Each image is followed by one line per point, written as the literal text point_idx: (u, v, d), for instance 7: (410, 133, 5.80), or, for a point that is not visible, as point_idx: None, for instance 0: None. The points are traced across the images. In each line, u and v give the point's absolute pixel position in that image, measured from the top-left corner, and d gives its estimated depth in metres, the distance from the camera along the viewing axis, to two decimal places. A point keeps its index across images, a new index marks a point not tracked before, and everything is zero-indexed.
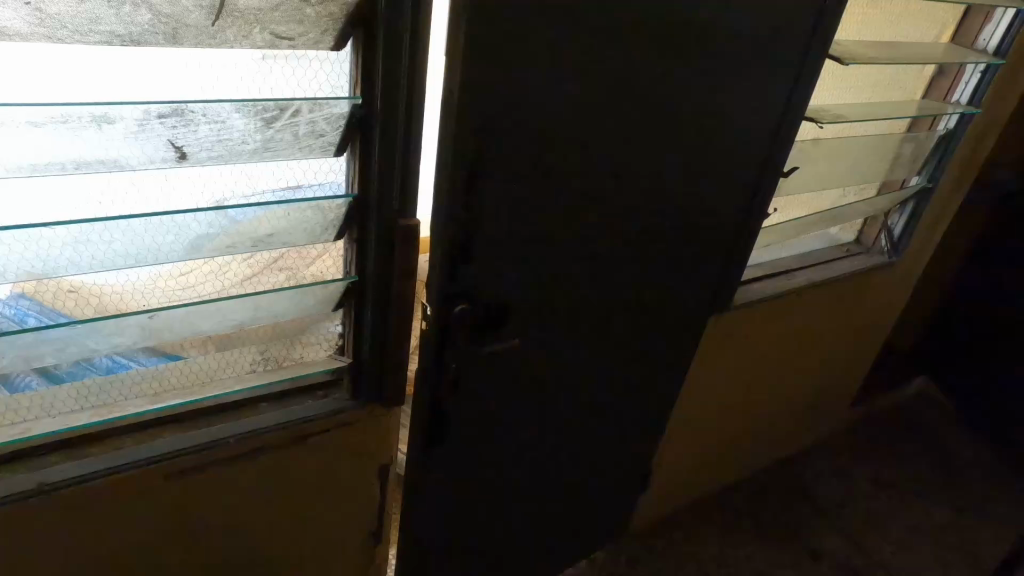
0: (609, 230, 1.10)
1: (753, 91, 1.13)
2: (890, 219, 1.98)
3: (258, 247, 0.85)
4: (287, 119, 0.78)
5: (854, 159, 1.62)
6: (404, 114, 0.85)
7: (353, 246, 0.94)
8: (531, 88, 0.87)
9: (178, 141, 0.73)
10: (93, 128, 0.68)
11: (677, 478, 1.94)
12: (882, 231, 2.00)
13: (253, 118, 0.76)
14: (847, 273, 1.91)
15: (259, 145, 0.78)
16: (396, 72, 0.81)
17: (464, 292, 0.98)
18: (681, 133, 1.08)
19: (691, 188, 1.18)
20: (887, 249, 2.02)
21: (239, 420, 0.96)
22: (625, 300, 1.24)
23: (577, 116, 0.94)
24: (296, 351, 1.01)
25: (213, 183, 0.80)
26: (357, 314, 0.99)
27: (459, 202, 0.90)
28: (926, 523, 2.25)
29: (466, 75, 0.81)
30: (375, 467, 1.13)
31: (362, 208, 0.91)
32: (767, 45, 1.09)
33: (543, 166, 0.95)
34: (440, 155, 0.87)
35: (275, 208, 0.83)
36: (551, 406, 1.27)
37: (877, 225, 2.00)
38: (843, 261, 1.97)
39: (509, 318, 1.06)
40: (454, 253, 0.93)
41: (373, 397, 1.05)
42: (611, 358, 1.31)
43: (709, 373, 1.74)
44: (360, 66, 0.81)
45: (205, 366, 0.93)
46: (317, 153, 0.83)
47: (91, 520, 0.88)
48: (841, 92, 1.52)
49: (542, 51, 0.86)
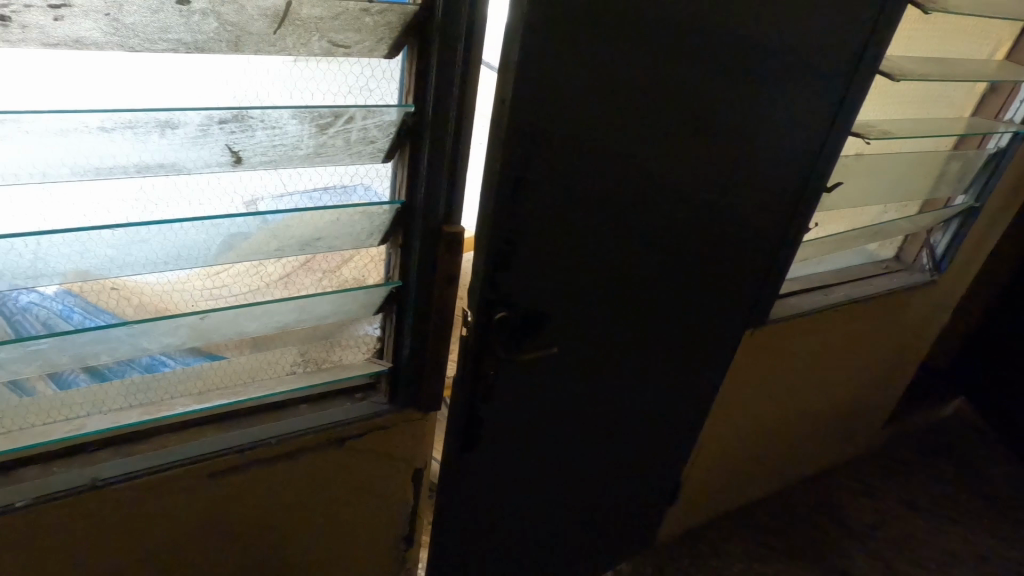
0: (650, 243, 1.10)
1: (802, 105, 1.12)
2: (932, 236, 1.95)
3: (305, 250, 0.86)
4: (341, 126, 0.79)
5: (899, 176, 1.59)
6: (454, 122, 0.86)
7: (397, 251, 0.95)
8: (581, 100, 0.88)
9: (234, 146, 0.75)
10: (157, 133, 0.70)
11: (705, 493, 1.92)
12: (924, 248, 1.97)
13: (309, 124, 0.77)
14: (886, 291, 1.87)
15: (312, 151, 0.79)
16: (449, 81, 0.82)
17: (504, 299, 0.98)
18: (727, 146, 1.07)
19: (734, 203, 1.17)
20: (929, 267, 1.98)
21: (278, 421, 0.98)
22: (664, 312, 1.23)
23: (625, 128, 0.94)
24: (335, 354, 1.02)
25: (265, 187, 0.82)
26: (398, 318, 1.00)
27: (504, 211, 0.90)
28: (965, 551, 2.18)
29: (519, 85, 0.82)
30: (410, 471, 1.14)
31: (407, 214, 0.92)
32: (816, 59, 1.08)
33: (590, 175, 0.95)
34: (488, 163, 0.88)
35: (323, 212, 0.85)
36: (585, 416, 1.27)
37: (919, 241, 1.97)
38: (881, 278, 1.94)
39: (546, 327, 1.06)
40: (499, 261, 0.94)
41: (409, 402, 1.06)
42: (647, 369, 1.30)
43: (743, 386, 1.72)
44: (413, 74, 0.82)
45: (247, 366, 0.95)
46: (366, 159, 0.84)
47: (137, 516, 0.90)
48: (887, 106, 1.49)
49: (594, 62, 0.86)
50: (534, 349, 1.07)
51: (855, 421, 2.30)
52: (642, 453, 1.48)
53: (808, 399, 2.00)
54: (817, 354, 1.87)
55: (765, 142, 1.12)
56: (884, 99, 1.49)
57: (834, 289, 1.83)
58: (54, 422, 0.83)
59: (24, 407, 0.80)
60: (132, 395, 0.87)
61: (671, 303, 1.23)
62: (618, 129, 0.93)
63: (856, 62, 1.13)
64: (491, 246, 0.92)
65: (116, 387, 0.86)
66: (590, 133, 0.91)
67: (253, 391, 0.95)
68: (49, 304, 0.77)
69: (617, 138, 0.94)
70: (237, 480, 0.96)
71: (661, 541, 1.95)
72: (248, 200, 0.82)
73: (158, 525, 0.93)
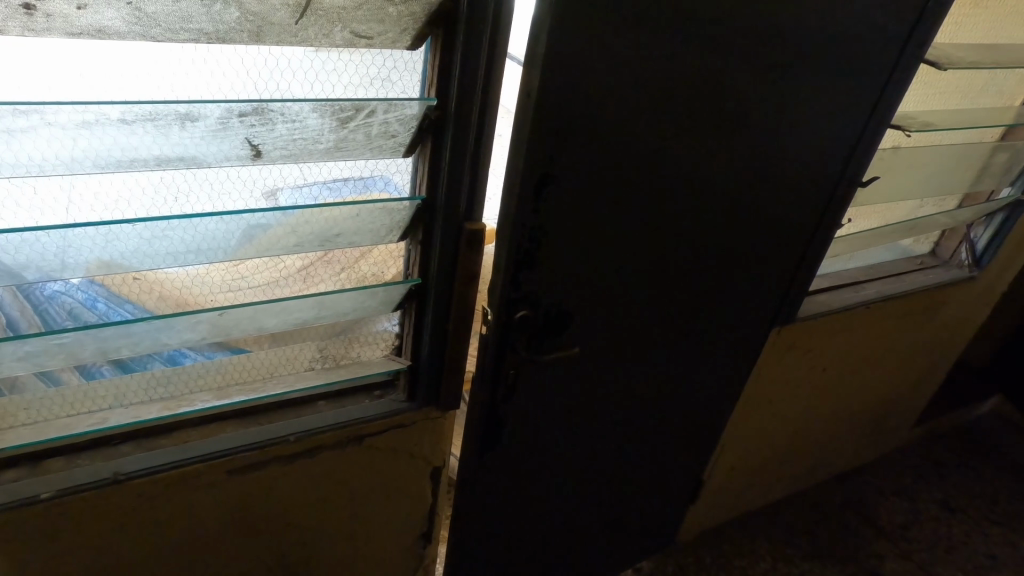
0: (679, 239, 1.07)
1: (839, 96, 1.07)
2: (973, 231, 1.89)
3: (325, 246, 0.85)
4: (362, 119, 0.77)
5: (939, 168, 1.54)
6: (477, 116, 0.83)
7: (417, 247, 0.93)
8: (611, 91, 0.85)
9: (254, 139, 0.73)
10: (177, 126, 0.69)
11: (729, 492, 1.88)
12: (962, 243, 1.92)
13: (329, 117, 0.75)
14: (921, 287, 1.82)
15: (332, 145, 0.78)
16: (472, 72, 0.80)
17: (526, 297, 0.96)
18: (761, 140, 1.03)
19: (766, 199, 1.13)
20: (968, 263, 1.93)
21: (296, 418, 0.97)
22: (692, 309, 1.20)
23: (656, 120, 0.91)
24: (354, 350, 1.01)
25: (285, 182, 0.81)
26: (417, 314, 0.97)
27: (529, 206, 0.87)
28: (1000, 555, 2.13)
29: (547, 77, 0.79)
30: (429, 470, 1.12)
31: (428, 210, 0.89)
32: (855, 49, 1.03)
33: (618, 170, 0.92)
34: (512, 158, 0.85)
35: (342, 208, 0.83)
36: (610, 414, 1.25)
37: (958, 236, 1.92)
38: (916, 274, 1.88)
39: (571, 325, 1.03)
40: (521, 258, 0.91)
41: (428, 401, 1.04)
42: (673, 367, 1.28)
43: (769, 385, 1.68)
44: (436, 66, 0.80)
45: (267, 362, 0.94)
46: (387, 154, 0.82)
47: (158, 511, 0.90)
48: (928, 97, 1.44)
49: (625, 52, 0.82)
50: (557, 349, 1.04)
51: (884, 420, 2.25)
52: (667, 450, 1.46)
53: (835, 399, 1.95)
54: (847, 351, 1.82)
55: (799, 135, 1.07)
56: (924, 90, 1.43)
57: (866, 286, 1.78)
58: (77, 415, 0.83)
59: (49, 398, 0.80)
60: (155, 389, 0.87)
61: (698, 301, 1.20)
62: (648, 121, 0.90)
63: (896, 52, 1.09)
64: (514, 242, 0.89)
65: (139, 381, 0.85)
66: (620, 126, 0.88)
67: (272, 388, 0.94)
68: (74, 293, 0.79)
69: (647, 132, 0.91)
70: (257, 477, 0.95)
71: (682, 540, 1.91)
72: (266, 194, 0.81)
73: (179, 520, 0.93)
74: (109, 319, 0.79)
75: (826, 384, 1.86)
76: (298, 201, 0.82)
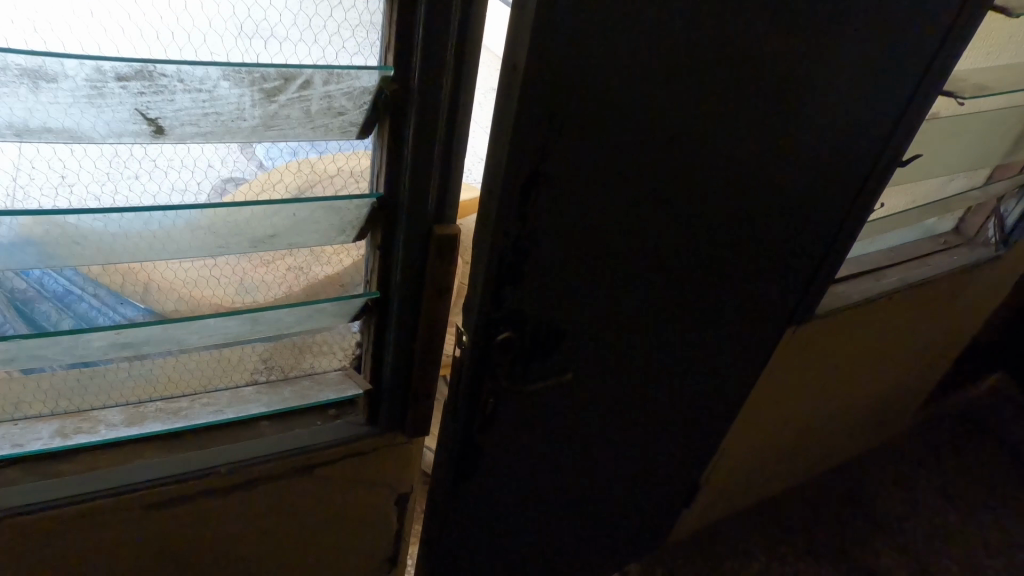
0: (695, 238, 0.89)
1: (893, 62, 0.88)
2: (1003, 205, 1.73)
3: (257, 249, 0.66)
4: (294, 92, 0.57)
5: (981, 139, 1.37)
6: (447, 90, 0.63)
7: (375, 253, 0.73)
8: (622, 58, 0.65)
9: (148, 111, 0.54)
10: (32, 87, 0.50)
11: (726, 491, 1.76)
12: (991, 218, 1.75)
13: (248, 86, 0.56)
14: (946, 270, 1.67)
15: (257, 123, 0.58)
16: (441, 30, 0.59)
17: (511, 316, 0.77)
18: (801, 119, 0.85)
19: (799, 189, 0.94)
20: (996, 240, 1.77)
21: (231, 445, 0.80)
22: (703, 314, 1.03)
23: (676, 96, 0.72)
24: (305, 360, 0.85)
25: (203, 164, 0.61)
26: (377, 331, 0.79)
27: (515, 208, 0.68)
28: (1000, 543, 2.06)
29: (542, 40, 0.59)
30: (394, 496, 0.97)
31: (389, 210, 0.70)
32: (917, 12, 0.84)
33: (625, 160, 0.73)
34: (494, 146, 0.66)
35: (274, 207, 0.63)
36: (603, 428, 1.09)
37: (986, 210, 1.75)
38: (940, 256, 1.72)
39: (563, 343, 0.86)
40: (505, 270, 0.72)
41: (393, 426, 0.87)
42: (678, 375, 1.12)
43: (779, 383, 1.53)
44: (395, 22, 0.58)
45: (198, 373, 0.78)
46: (333, 136, 0.62)
47: (62, 549, 0.76)
48: (981, 59, 1.25)
49: (643, 10, 0.63)
50: (547, 369, 0.87)
51: (890, 409, 2.13)
52: (665, 458, 1.32)
53: (843, 392, 1.82)
54: (862, 343, 1.68)
55: (844, 113, 0.89)
56: (977, 52, 1.24)
57: (888, 273, 1.61)
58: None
59: None
60: (56, 401, 0.71)
61: (711, 304, 1.03)
62: (665, 97, 0.71)
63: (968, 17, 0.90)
64: (496, 251, 0.71)
65: (36, 391, 0.70)
66: (631, 105, 0.69)
67: (202, 411, 0.78)
68: None
69: (666, 114, 0.72)
70: (183, 510, 0.80)
71: (674, 540, 1.81)
72: (171, 180, 0.60)
73: (90, 557, 0.79)
74: (45, 287, 0.66)
75: (835, 379, 1.73)
76: (218, 192, 0.63)
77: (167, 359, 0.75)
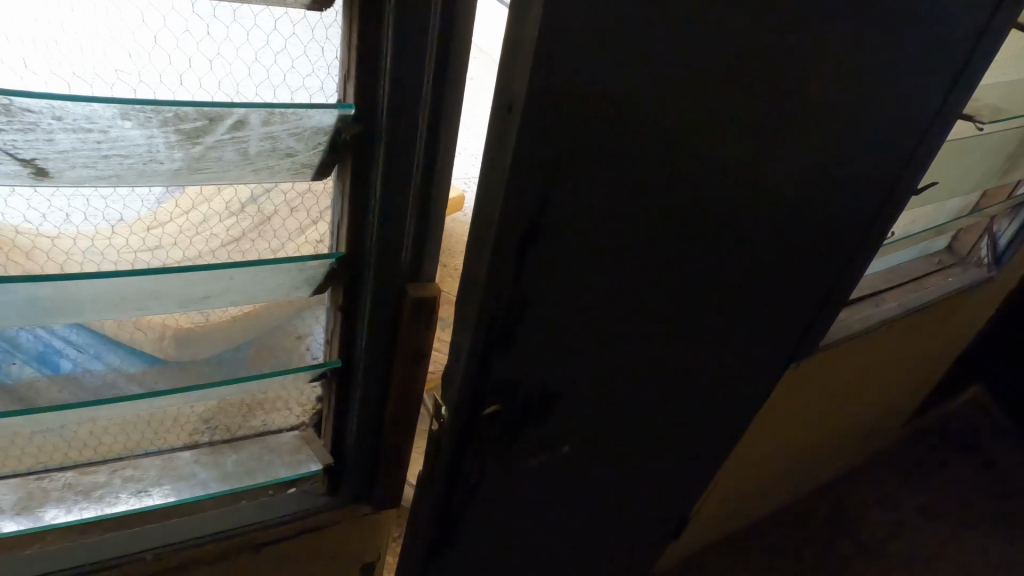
0: (709, 289, 0.78)
1: (930, 96, 0.78)
2: (996, 224, 1.63)
3: (187, 309, 0.54)
4: (224, 132, 0.44)
5: (988, 160, 1.29)
6: (425, 133, 0.51)
7: (337, 310, 0.61)
8: (640, 101, 0.54)
9: (19, 152, 0.41)
10: None
11: (715, 520, 1.69)
12: (983, 237, 1.65)
13: (159, 125, 0.42)
14: (941, 294, 1.58)
15: (177, 168, 0.45)
16: (418, 68, 0.47)
17: (499, 389, 0.66)
18: (833, 160, 0.74)
19: (825, 233, 0.84)
20: (987, 261, 1.67)
21: (163, 522, 0.68)
22: (713, 367, 0.93)
23: (699, 143, 0.61)
24: (255, 417, 0.72)
25: (114, 202, 0.49)
26: (341, 402, 0.68)
27: (509, 274, 0.57)
28: (980, 562, 2.04)
29: (543, 79, 0.48)
30: (358, 564, 0.87)
31: (355, 268, 0.58)
32: (961, 39, 0.74)
33: (636, 214, 0.62)
34: (486, 203, 0.54)
35: (209, 274, 0.51)
36: (599, 485, 0.99)
37: (978, 229, 1.65)
38: (935, 278, 1.61)
39: (559, 411, 0.75)
40: (494, 340, 0.61)
41: (357, 496, 0.76)
42: (683, 427, 1.02)
43: (775, 416, 1.45)
44: (355, 44, 0.46)
45: (123, 434, 0.65)
46: (281, 178, 0.50)
47: None
48: (997, 79, 1.17)
49: (663, 47, 0.52)
50: (537, 438, 0.76)
51: (880, 426, 2.07)
52: (662, 504, 1.22)
53: (837, 418, 1.75)
54: (859, 370, 1.60)
55: (878, 152, 0.79)
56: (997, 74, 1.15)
57: (886, 297, 1.52)
58: None
59: None
60: None
61: (722, 357, 0.92)
62: (686, 144, 0.60)
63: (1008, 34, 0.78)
64: (484, 322, 0.59)
65: None
66: (647, 153, 0.58)
67: (121, 493, 0.64)
68: None
69: (686, 159, 0.61)
70: None
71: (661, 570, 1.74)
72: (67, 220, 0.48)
73: None
74: None
75: (830, 406, 1.65)
76: (134, 242, 0.50)
77: (81, 422, 0.61)
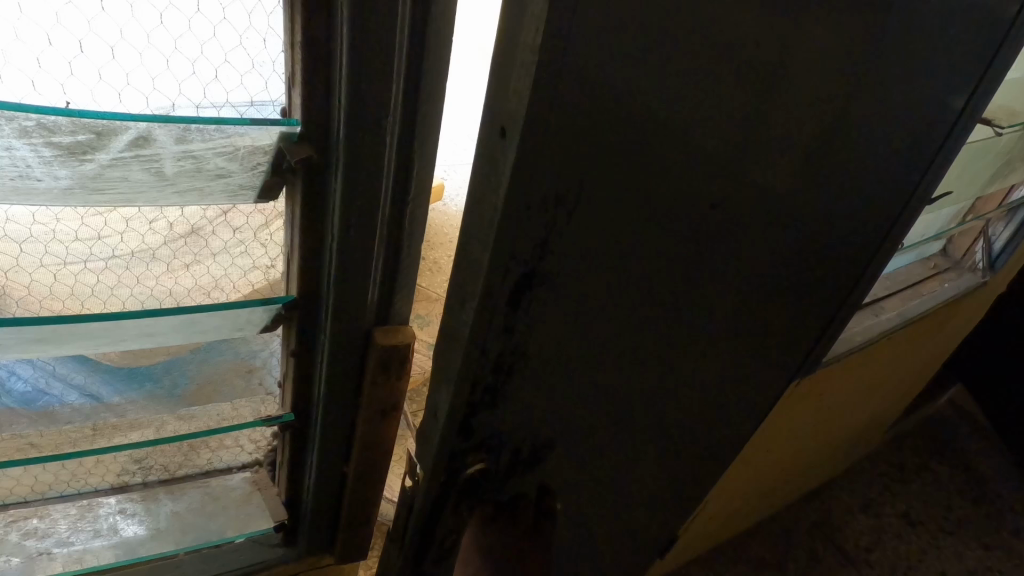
0: (726, 326, 0.69)
1: (970, 105, 0.69)
2: (991, 228, 1.53)
3: (104, 345, 0.50)
4: (118, 153, 0.40)
5: (993, 164, 1.22)
6: (387, 165, 0.47)
7: (291, 359, 0.57)
8: (658, 120, 0.44)
9: None
10: None
11: (701, 536, 1.64)
12: (979, 240, 1.55)
13: (30, 140, 0.37)
14: (937, 304, 1.49)
15: (65, 186, 0.40)
16: (379, 85, 0.41)
17: (482, 446, 0.57)
18: (860, 182, 0.65)
19: (848, 260, 0.76)
20: (981, 265, 1.57)
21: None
22: (723, 403, 0.84)
23: (723, 166, 0.51)
24: (197, 458, 0.68)
25: (20, 219, 0.45)
26: (298, 453, 0.65)
27: (497, 323, 0.48)
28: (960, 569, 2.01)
29: (547, 96, 0.38)
30: None
31: (310, 316, 0.54)
32: (1002, 44, 0.66)
33: (649, 248, 0.53)
34: (471, 241, 0.45)
35: (134, 320, 0.48)
36: (598, 531, 0.90)
37: (973, 233, 1.55)
38: (930, 285, 1.53)
39: (550, 461, 0.66)
40: (480, 396, 0.52)
41: (317, 543, 0.74)
42: (688, 465, 0.93)
43: (767, 435, 1.40)
44: (299, 47, 0.40)
45: (32, 479, 0.61)
46: (215, 201, 0.45)
47: None
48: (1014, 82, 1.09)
49: (688, 54, 0.42)
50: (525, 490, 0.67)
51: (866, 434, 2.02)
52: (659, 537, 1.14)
53: (826, 429, 1.69)
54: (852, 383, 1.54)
55: (906, 171, 0.70)
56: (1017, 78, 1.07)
57: (884, 306, 1.43)
58: None
59: None
60: None
61: (735, 393, 0.84)
62: (709, 169, 0.51)
63: None
64: (467, 378, 0.50)
65: None
66: (664, 180, 0.48)
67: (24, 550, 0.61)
68: None
69: (706, 187, 0.52)
70: None
71: None
72: None
73: None
74: None
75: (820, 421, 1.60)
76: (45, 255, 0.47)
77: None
